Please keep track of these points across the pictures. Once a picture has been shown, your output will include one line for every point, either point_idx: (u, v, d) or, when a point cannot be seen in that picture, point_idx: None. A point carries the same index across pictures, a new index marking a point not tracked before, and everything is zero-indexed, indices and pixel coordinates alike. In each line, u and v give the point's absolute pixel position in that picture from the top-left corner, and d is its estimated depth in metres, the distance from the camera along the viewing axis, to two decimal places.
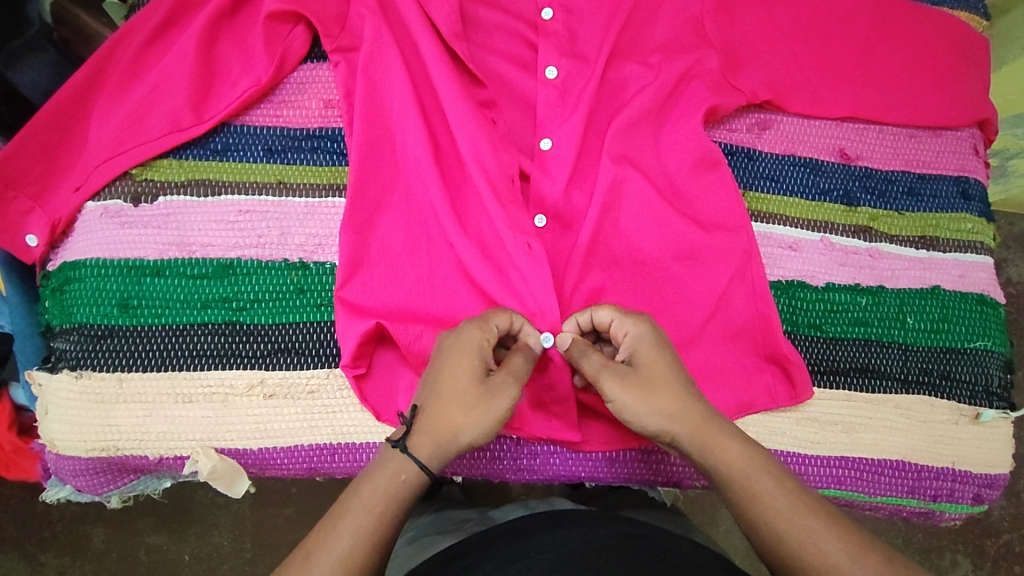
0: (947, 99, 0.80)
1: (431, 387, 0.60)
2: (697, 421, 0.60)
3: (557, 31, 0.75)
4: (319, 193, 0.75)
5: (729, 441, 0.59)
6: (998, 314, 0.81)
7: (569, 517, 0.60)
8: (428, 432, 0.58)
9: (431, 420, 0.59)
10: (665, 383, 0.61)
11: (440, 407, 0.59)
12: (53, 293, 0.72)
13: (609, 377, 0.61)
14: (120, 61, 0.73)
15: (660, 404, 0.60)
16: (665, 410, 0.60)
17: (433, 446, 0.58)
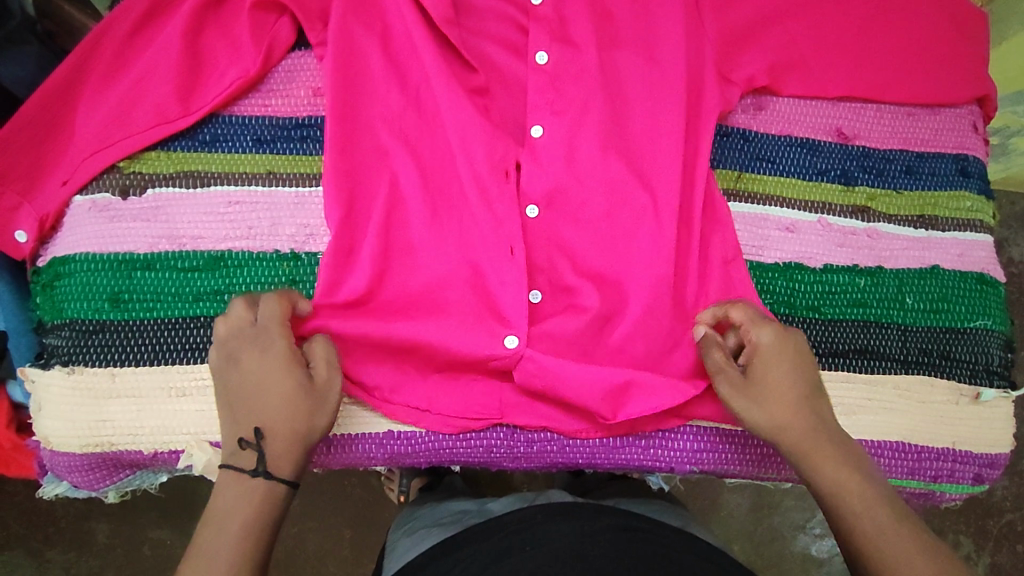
0: (946, 76, 0.79)
1: (265, 405, 0.60)
2: (805, 430, 0.62)
3: (547, 15, 0.74)
4: (310, 182, 0.74)
5: (842, 464, 0.60)
6: (999, 293, 0.81)
7: (566, 508, 0.60)
8: (281, 449, 0.59)
9: (280, 439, 0.60)
10: (780, 392, 0.63)
11: (280, 424, 0.60)
12: (43, 289, 0.71)
13: (722, 381, 0.65)
14: (105, 53, 0.72)
15: (773, 414, 0.63)
16: (773, 417, 0.63)
17: (282, 462, 0.59)
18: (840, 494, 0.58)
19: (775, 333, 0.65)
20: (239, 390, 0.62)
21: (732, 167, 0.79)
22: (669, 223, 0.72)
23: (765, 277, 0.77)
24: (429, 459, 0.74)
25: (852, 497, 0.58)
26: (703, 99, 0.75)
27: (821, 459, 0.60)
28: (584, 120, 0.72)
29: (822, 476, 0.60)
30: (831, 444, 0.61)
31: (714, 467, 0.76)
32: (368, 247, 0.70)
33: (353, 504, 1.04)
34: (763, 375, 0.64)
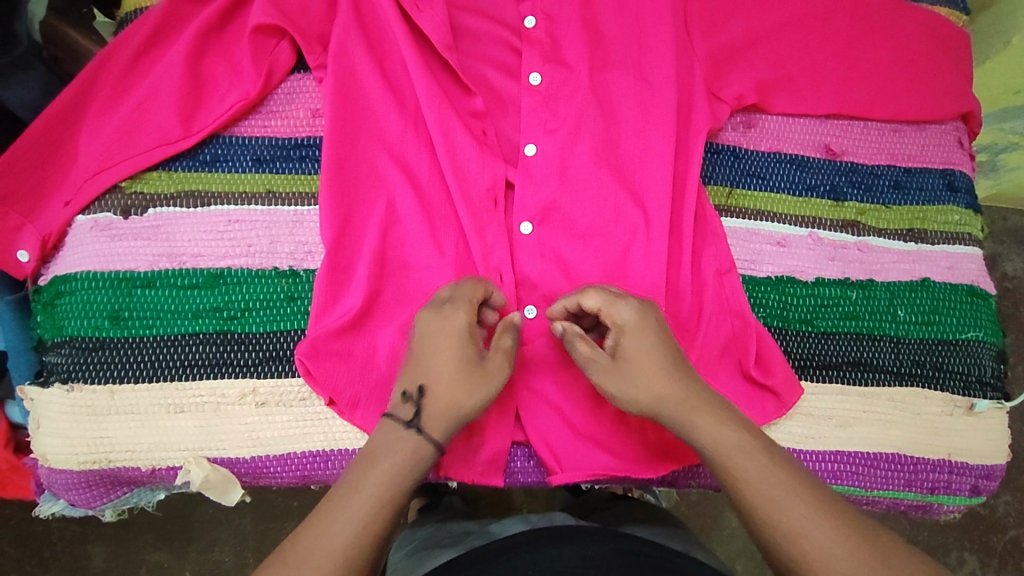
0: (930, 94, 0.81)
1: (429, 366, 0.63)
2: (677, 400, 0.61)
3: (540, 38, 0.76)
4: (308, 201, 0.75)
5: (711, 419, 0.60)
6: (989, 305, 0.82)
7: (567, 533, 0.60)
8: (439, 407, 0.61)
9: (438, 402, 0.61)
10: (647, 367, 0.62)
11: (445, 383, 0.62)
12: (44, 308, 0.72)
13: (594, 369, 0.65)
14: (109, 78, 0.74)
15: (645, 383, 0.62)
16: (645, 391, 0.62)
17: (435, 424, 0.61)
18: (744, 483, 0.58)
19: (627, 312, 0.65)
20: (426, 349, 0.64)
21: (723, 183, 0.80)
22: (662, 238, 0.73)
23: (757, 291, 0.78)
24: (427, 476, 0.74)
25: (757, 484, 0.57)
26: (694, 118, 0.77)
27: (723, 446, 0.59)
28: (579, 140, 0.74)
29: (735, 469, 0.58)
30: (729, 427, 0.60)
31: (711, 479, 0.76)
32: (364, 265, 0.71)
33: None
34: (628, 350, 0.64)
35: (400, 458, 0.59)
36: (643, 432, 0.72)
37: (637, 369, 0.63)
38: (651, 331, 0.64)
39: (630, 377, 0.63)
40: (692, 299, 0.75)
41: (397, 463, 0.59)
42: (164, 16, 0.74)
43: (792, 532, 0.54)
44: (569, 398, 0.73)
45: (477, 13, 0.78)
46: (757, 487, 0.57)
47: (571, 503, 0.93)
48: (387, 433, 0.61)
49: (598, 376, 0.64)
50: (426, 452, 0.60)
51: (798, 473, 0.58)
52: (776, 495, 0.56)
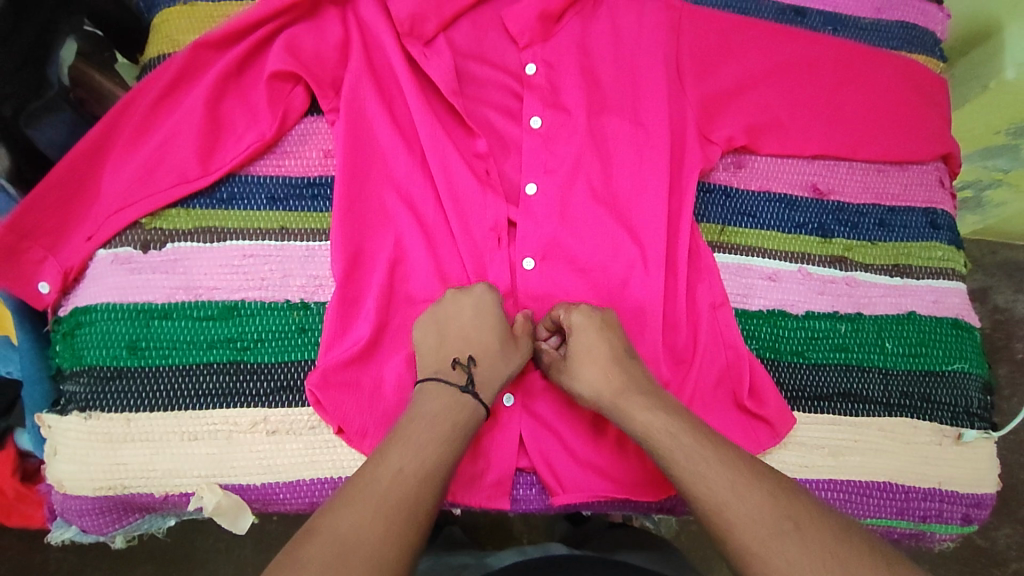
0: (910, 137, 0.85)
1: (473, 339, 0.70)
2: (612, 397, 0.67)
3: (540, 85, 0.81)
4: (319, 237, 0.79)
5: (640, 409, 0.65)
6: (974, 337, 0.85)
7: (569, 563, 0.62)
8: (489, 374, 0.69)
9: (487, 371, 0.69)
10: (588, 366, 0.69)
11: (490, 355, 0.70)
12: (64, 338, 0.75)
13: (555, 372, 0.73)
14: (133, 120, 0.78)
15: (584, 384, 0.69)
16: (588, 388, 0.68)
17: (485, 388, 0.68)
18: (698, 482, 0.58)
19: (572, 321, 0.71)
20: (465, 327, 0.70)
21: (715, 221, 0.84)
22: (658, 273, 0.77)
23: (750, 323, 0.81)
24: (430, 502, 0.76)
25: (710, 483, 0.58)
26: (686, 159, 0.81)
27: (660, 448, 0.62)
28: (578, 180, 0.79)
29: (674, 472, 0.60)
30: (669, 433, 0.62)
31: None
32: (372, 298, 0.74)
33: None
34: (573, 352, 0.70)
35: (465, 411, 0.65)
36: (642, 459, 0.75)
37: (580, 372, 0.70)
38: (592, 334, 0.70)
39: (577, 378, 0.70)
40: (687, 330, 0.78)
41: (457, 422, 0.64)
42: (186, 62, 0.78)
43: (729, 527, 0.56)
44: (570, 426, 0.75)
45: (481, 60, 0.83)
46: (693, 488, 0.58)
47: (570, 534, 0.94)
48: (448, 393, 0.66)
49: (556, 375, 0.73)
50: (481, 410, 0.66)
51: (748, 477, 0.58)
52: (714, 497, 0.57)
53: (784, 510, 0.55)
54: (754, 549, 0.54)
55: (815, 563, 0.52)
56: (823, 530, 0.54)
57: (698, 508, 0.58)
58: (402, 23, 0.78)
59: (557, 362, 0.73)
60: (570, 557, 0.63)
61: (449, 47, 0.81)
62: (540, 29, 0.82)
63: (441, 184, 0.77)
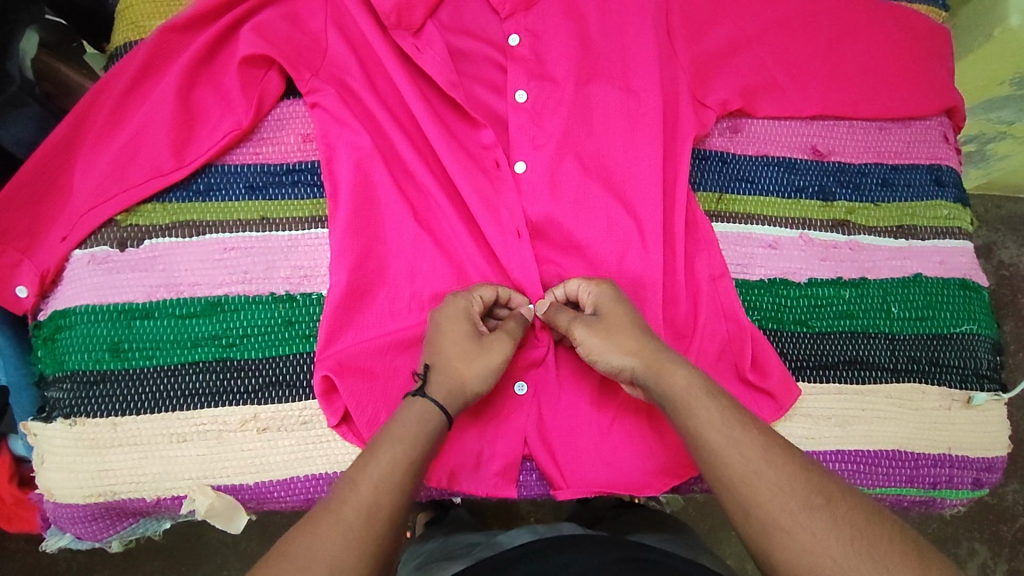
0: (913, 94, 0.81)
1: (441, 346, 0.66)
2: (653, 357, 0.63)
3: (524, 56, 0.77)
4: (302, 226, 0.76)
5: (679, 367, 0.62)
6: (983, 297, 0.82)
7: (577, 540, 0.61)
8: (444, 380, 0.64)
9: (445, 373, 0.64)
10: (624, 328, 0.66)
11: (450, 360, 0.65)
12: (44, 342, 0.73)
13: (579, 327, 0.67)
14: (102, 111, 0.74)
15: (618, 343, 0.65)
16: (625, 349, 0.64)
17: (452, 399, 0.63)
18: (721, 453, 0.57)
19: (605, 287, 0.69)
20: (446, 331, 0.66)
21: (712, 189, 0.81)
22: (655, 247, 0.74)
23: (751, 294, 0.79)
24: (432, 490, 0.75)
25: (736, 453, 0.56)
26: (681, 126, 0.78)
27: (692, 410, 0.59)
28: (570, 156, 0.75)
29: (706, 437, 0.58)
30: (706, 398, 0.60)
31: None
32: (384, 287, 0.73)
33: None
34: (609, 312, 0.67)
35: (427, 429, 0.60)
36: (646, 439, 0.73)
37: (614, 330, 0.66)
38: (630, 302, 0.69)
39: (610, 336, 0.65)
40: (688, 303, 0.75)
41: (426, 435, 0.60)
42: (153, 49, 0.75)
43: (758, 502, 0.54)
44: (573, 407, 0.74)
45: (461, 33, 0.79)
46: (725, 455, 0.57)
47: (575, 512, 0.92)
48: (420, 407, 0.61)
49: (580, 332, 0.67)
50: (442, 420, 0.62)
51: (781, 449, 0.56)
52: (746, 466, 0.56)
53: (816, 485, 0.54)
54: (783, 523, 0.53)
55: (845, 542, 0.51)
56: (855, 509, 0.53)
57: (725, 475, 0.56)
58: (387, 15, 0.74)
59: (581, 317, 0.68)
60: (577, 538, 0.62)
61: (439, 35, 0.77)
62: None
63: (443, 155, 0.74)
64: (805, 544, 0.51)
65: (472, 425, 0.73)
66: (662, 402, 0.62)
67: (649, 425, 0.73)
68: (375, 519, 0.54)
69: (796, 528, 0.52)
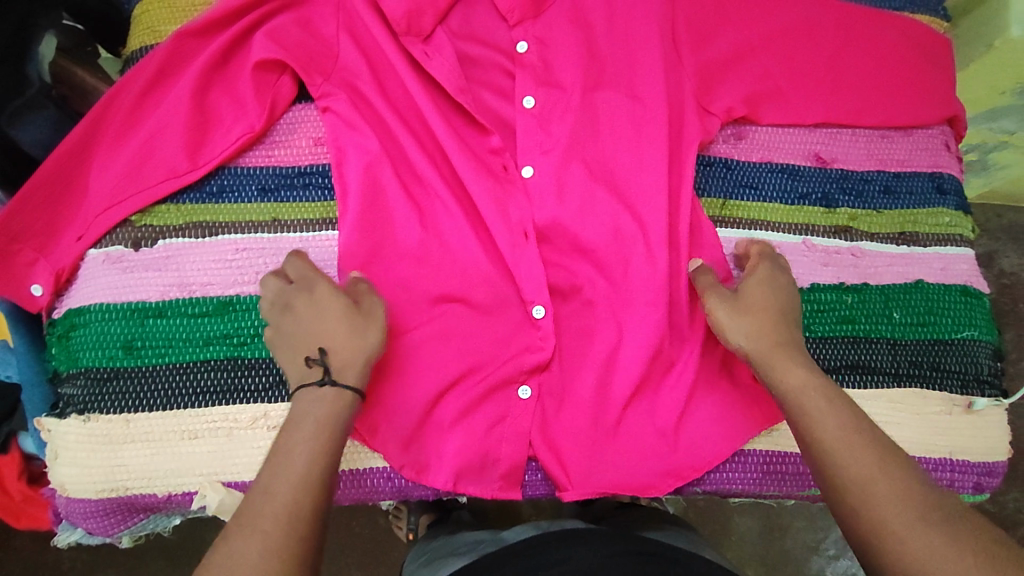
0: (915, 103, 0.83)
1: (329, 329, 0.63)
2: (773, 345, 0.65)
3: (532, 62, 0.78)
4: (313, 227, 0.77)
5: (795, 366, 0.63)
6: (984, 304, 0.83)
7: (583, 533, 0.62)
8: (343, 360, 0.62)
9: (343, 356, 0.62)
10: (758, 311, 0.67)
11: (343, 340, 0.63)
12: (58, 340, 0.74)
13: (713, 296, 0.69)
14: (118, 114, 0.76)
15: (748, 321, 0.66)
16: (749, 327, 0.66)
17: (355, 375, 0.62)
18: (831, 456, 0.57)
19: (762, 269, 0.71)
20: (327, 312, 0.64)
21: (717, 195, 0.82)
22: (660, 251, 0.75)
23: None
24: (436, 490, 0.76)
25: (844, 454, 0.57)
26: (686, 133, 0.79)
27: (806, 412, 0.60)
28: (576, 161, 0.77)
29: (818, 436, 0.59)
30: (824, 397, 0.61)
31: (715, 485, 0.78)
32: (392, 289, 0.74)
33: (363, 542, 1.06)
34: (749, 292, 0.69)
35: (338, 410, 0.59)
36: (650, 441, 0.74)
37: (751, 311, 0.67)
38: (779, 287, 0.70)
39: (744, 313, 0.67)
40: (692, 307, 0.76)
41: (339, 415, 0.59)
42: (168, 53, 0.76)
43: (877, 508, 0.53)
44: (580, 409, 0.74)
45: (470, 40, 0.81)
46: (836, 456, 0.57)
47: (578, 513, 0.92)
48: (330, 395, 0.60)
49: (713, 300, 0.69)
50: (354, 398, 0.61)
51: (868, 454, 0.57)
52: (862, 468, 0.56)
53: (922, 495, 0.54)
54: (888, 527, 0.52)
55: (945, 548, 0.50)
56: (941, 516, 0.52)
57: (837, 474, 0.56)
58: (398, 22, 0.75)
59: (718, 291, 0.70)
60: (584, 531, 0.63)
61: (448, 42, 0.78)
62: (531, 5, 0.79)
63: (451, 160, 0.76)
64: (913, 553, 0.50)
65: (478, 426, 0.74)
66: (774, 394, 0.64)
67: (653, 428, 0.74)
68: (301, 504, 0.53)
69: (899, 531, 0.52)
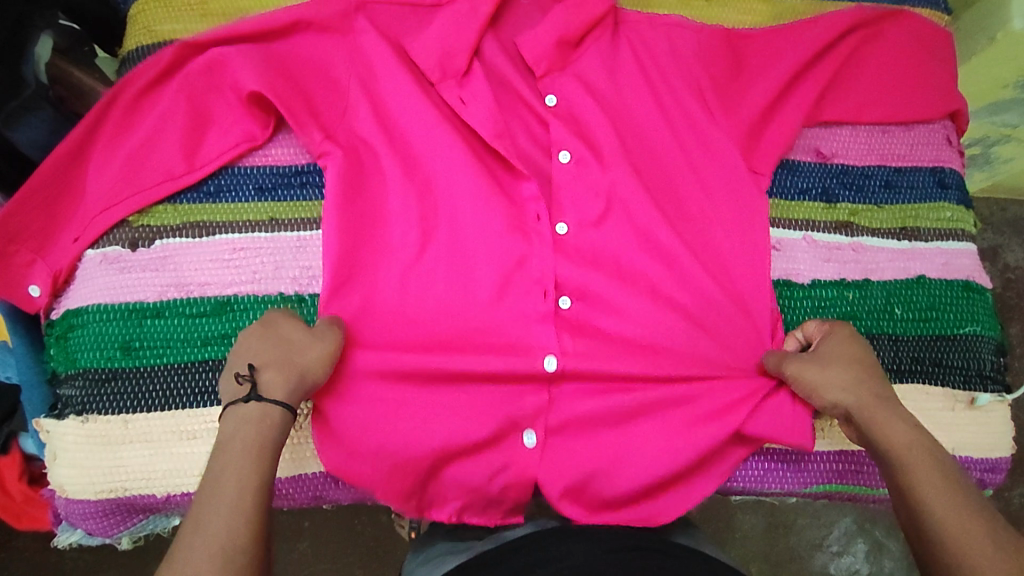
0: (915, 96, 0.82)
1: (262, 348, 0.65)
2: (869, 399, 0.67)
3: (530, 59, 0.77)
4: (310, 227, 0.77)
5: (893, 421, 0.65)
6: (986, 299, 0.82)
7: (584, 531, 0.62)
8: (273, 377, 0.63)
9: (271, 371, 0.64)
10: (841, 366, 0.70)
11: (272, 357, 0.65)
12: (57, 341, 0.74)
13: (791, 361, 0.71)
14: (114, 113, 0.75)
15: (836, 377, 0.69)
16: (841, 384, 0.68)
17: (289, 392, 0.64)
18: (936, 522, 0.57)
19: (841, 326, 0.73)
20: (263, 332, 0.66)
21: None
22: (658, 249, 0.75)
23: None
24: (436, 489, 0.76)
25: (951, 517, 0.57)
26: (685, 129, 0.78)
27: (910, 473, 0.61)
28: (575, 158, 0.76)
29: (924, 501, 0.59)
30: (931, 457, 0.61)
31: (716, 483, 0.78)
32: (390, 286, 0.73)
33: (364, 541, 1.06)
34: (827, 350, 0.71)
35: (269, 429, 0.60)
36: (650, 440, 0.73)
37: (836, 365, 0.70)
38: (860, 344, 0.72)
39: (828, 371, 0.69)
40: (694, 305, 0.75)
41: (271, 432, 0.61)
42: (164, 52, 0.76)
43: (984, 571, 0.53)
44: (581, 408, 0.74)
45: None
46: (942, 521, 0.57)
47: None
48: (262, 412, 0.61)
49: (792, 366, 0.70)
50: (283, 413, 0.62)
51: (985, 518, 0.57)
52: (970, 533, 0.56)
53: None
54: None
55: None
56: None
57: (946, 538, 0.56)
58: None
59: (795, 355, 0.72)
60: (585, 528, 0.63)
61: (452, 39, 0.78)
62: None
63: (449, 159, 0.75)
64: None
65: None
66: (876, 450, 0.65)
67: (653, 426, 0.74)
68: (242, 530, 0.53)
69: None
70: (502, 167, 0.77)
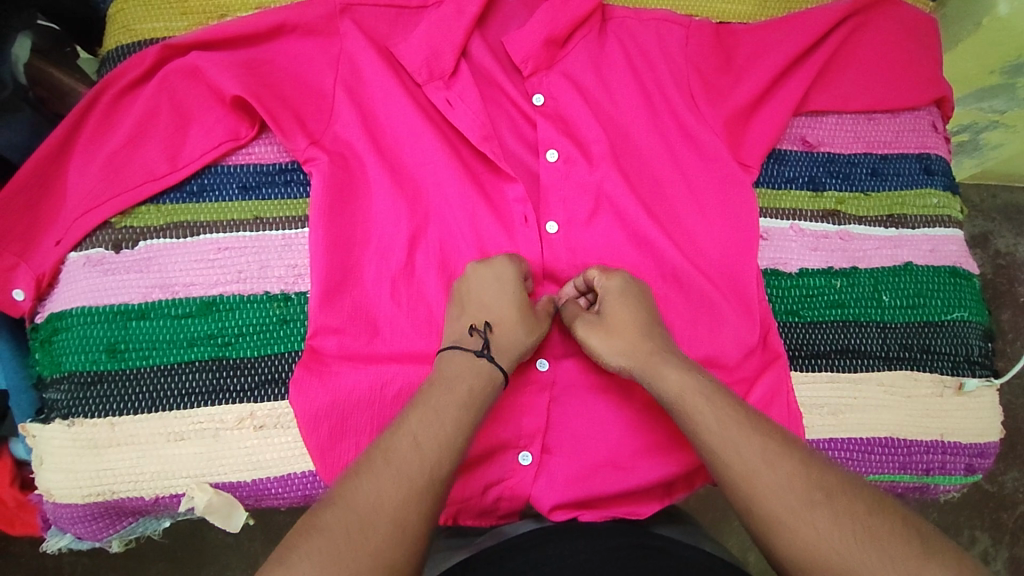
0: (901, 83, 0.82)
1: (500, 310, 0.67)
2: (646, 362, 0.65)
3: (514, 51, 0.77)
4: (296, 224, 0.76)
5: (674, 376, 0.63)
6: (973, 284, 0.83)
7: (584, 529, 0.62)
8: (505, 342, 0.67)
9: (505, 337, 0.67)
10: (629, 330, 0.67)
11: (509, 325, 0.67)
12: (42, 345, 0.74)
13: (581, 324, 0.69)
14: (96, 115, 0.75)
15: (616, 343, 0.67)
16: (622, 346, 0.66)
17: (509, 360, 0.66)
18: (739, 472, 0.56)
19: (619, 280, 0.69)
20: (497, 292, 0.68)
21: None
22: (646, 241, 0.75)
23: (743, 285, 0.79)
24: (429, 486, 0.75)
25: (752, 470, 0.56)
26: (672, 121, 0.78)
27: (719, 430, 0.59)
28: (562, 152, 0.76)
29: (732, 458, 0.57)
30: (726, 420, 0.59)
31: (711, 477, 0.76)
32: (381, 282, 0.73)
33: None
34: (610, 312, 0.68)
35: (484, 385, 0.63)
36: (643, 432, 0.73)
37: (615, 330, 0.67)
38: (636, 303, 0.68)
39: (608, 336, 0.67)
40: (684, 297, 0.75)
41: (485, 392, 0.63)
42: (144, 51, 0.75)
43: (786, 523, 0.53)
44: (573, 402, 0.73)
45: None
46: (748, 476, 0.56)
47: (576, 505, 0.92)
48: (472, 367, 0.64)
49: (581, 328, 0.69)
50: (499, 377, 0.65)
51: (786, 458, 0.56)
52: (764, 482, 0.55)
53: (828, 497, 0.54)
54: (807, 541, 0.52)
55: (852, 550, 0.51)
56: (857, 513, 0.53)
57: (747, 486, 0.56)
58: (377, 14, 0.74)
59: (587, 316, 0.69)
60: (587, 527, 0.63)
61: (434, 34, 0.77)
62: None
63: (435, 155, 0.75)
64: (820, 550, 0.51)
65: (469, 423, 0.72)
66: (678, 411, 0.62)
67: (645, 418, 0.73)
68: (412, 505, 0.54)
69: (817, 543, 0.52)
70: (489, 162, 0.76)
